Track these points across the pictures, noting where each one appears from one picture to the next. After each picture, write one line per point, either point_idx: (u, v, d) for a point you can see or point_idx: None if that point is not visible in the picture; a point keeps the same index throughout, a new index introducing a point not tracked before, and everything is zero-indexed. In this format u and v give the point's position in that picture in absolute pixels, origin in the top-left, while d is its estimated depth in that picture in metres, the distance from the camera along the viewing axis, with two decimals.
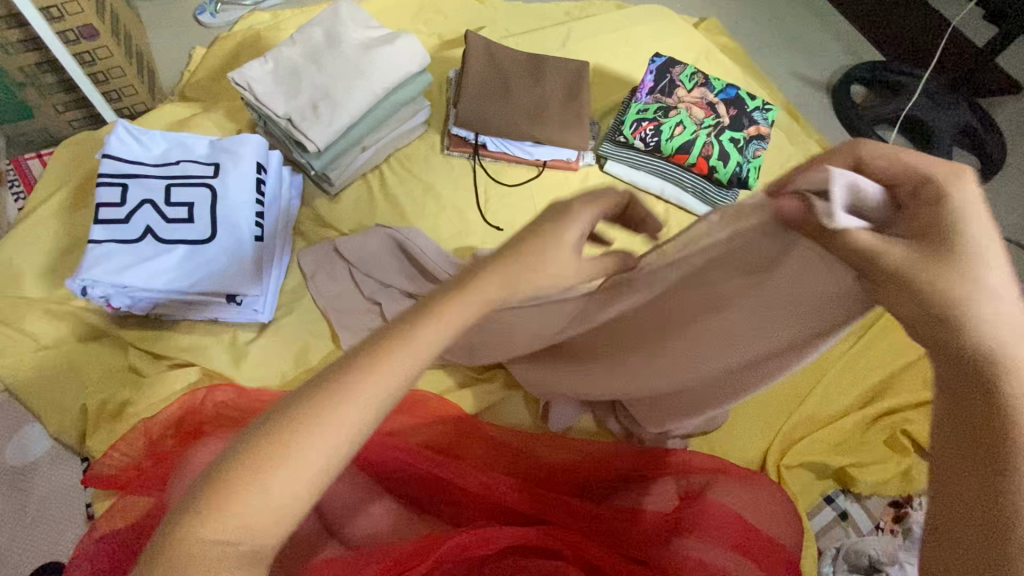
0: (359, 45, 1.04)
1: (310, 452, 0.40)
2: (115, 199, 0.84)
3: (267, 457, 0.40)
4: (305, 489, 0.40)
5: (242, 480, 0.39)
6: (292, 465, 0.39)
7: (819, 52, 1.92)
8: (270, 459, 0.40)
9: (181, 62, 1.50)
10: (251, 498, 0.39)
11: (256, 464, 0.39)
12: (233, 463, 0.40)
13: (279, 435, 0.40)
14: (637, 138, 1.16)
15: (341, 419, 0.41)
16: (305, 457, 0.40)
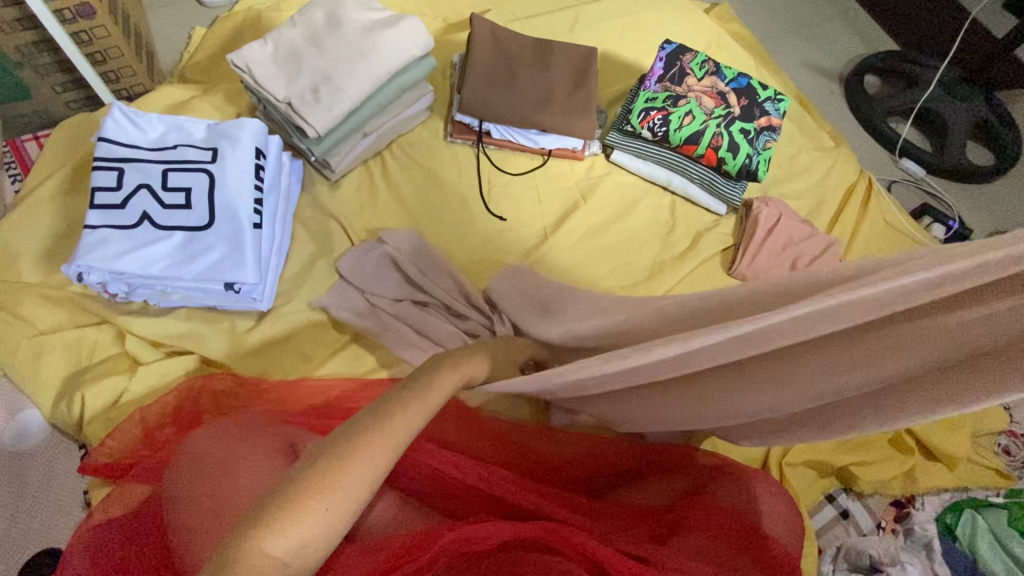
0: (361, 27, 1.01)
1: (342, 483, 0.44)
2: (112, 183, 0.83)
3: (315, 496, 0.43)
4: (338, 518, 0.43)
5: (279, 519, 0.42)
6: (325, 497, 0.43)
7: (832, 41, 1.87)
8: (304, 496, 0.43)
9: (181, 43, 1.48)
10: (288, 536, 0.41)
11: (293, 504, 0.42)
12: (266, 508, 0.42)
13: (326, 478, 0.44)
14: (645, 127, 1.13)
15: (365, 457, 0.46)
16: (336, 490, 0.44)
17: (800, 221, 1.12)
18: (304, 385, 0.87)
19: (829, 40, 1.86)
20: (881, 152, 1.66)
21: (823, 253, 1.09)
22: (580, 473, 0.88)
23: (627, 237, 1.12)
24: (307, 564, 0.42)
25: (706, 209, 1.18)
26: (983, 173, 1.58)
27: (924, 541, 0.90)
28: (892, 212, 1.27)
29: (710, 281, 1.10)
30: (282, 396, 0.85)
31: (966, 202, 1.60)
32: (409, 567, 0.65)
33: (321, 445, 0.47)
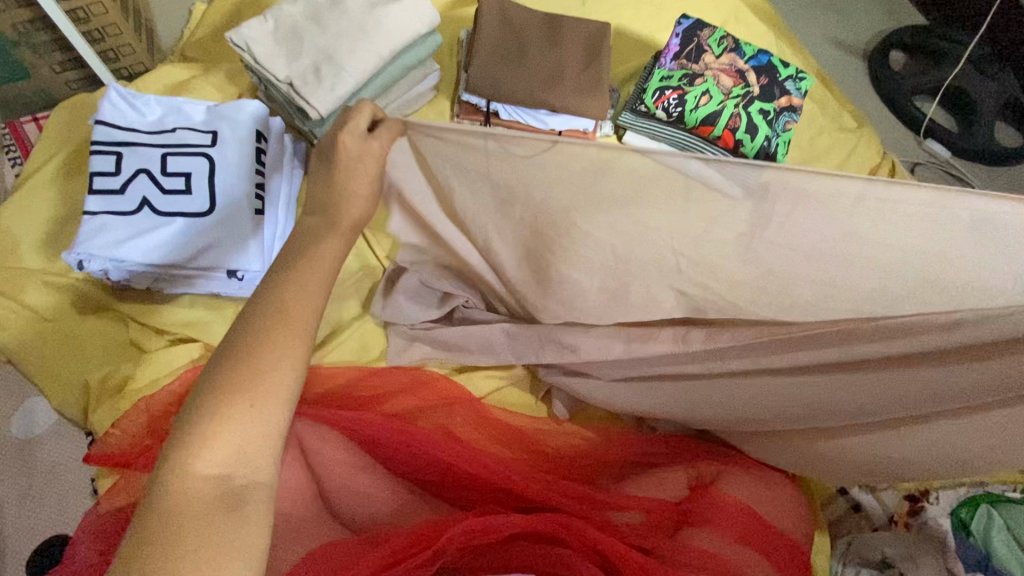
0: (364, 3, 0.97)
1: (266, 376, 0.47)
2: (110, 168, 0.81)
3: (232, 414, 0.46)
4: (272, 412, 0.47)
5: (215, 422, 0.45)
6: (254, 402, 0.46)
7: (856, 14, 1.79)
8: (235, 396, 0.46)
9: (180, 19, 1.44)
10: (233, 434, 0.45)
11: (223, 403, 0.46)
12: (200, 413, 0.45)
13: (233, 394, 0.46)
14: (659, 107, 1.09)
15: (282, 343, 0.48)
16: (263, 385, 0.47)
17: None
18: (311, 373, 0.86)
19: (853, 14, 1.78)
20: (904, 133, 1.59)
21: None
22: (592, 463, 0.86)
23: None
24: (243, 472, 0.46)
25: None
26: (1012, 155, 1.52)
27: (936, 534, 0.88)
28: None
29: None
30: None
31: (991, 185, 1.54)
32: (417, 560, 0.65)
33: (236, 337, 0.49)
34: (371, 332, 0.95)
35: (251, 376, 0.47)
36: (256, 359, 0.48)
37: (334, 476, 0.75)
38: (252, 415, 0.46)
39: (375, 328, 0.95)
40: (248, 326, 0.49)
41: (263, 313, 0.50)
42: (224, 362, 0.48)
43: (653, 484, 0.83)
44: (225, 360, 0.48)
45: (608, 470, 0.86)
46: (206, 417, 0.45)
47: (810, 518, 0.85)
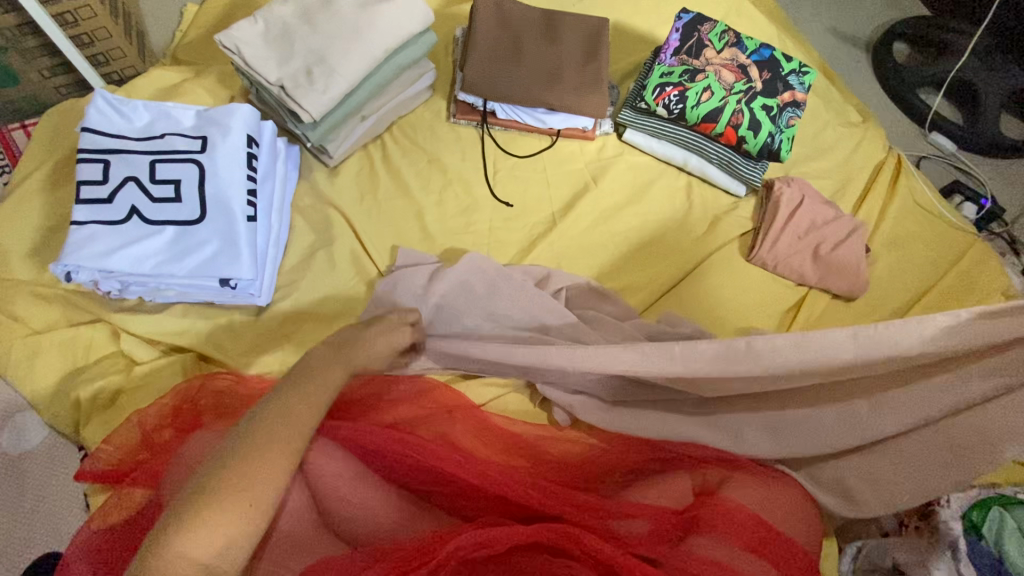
0: (356, 2, 0.95)
1: (265, 474, 0.58)
2: (98, 176, 0.79)
3: (229, 507, 0.55)
4: (260, 506, 0.56)
5: (217, 503, 0.54)
6: (250, 491, 0.56)
7: (859, 6, 1.76)
8: (235, 486, 0.56)
9: (171, 19, 1.42)
10: (226, 516, 0.54)
11: (225, 488, 0.55)
12: (204, 496, 0.55)
13: (233, 488, 0.56)
14: (659, 104, 1.07)
15: (280, 450, 0.59)
16: (261, 480, 0.57)
17: (823, 202, 1.06)
18: None
19: (856, 6, 1.75)
20: (910, 126, 1.56)
21: (848, 236, 1.03)
22: (595, 469, 0.85)
23: (642, 222, 1.07)
24: (232, 556, 0.54)
25: (725, 189, 1.12)
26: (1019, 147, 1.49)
27: (949, 541, 0.85)
28: (922, 191, 1.20)
29: (728, 268, 1.04)
30: None
31: (998, 178, 1.51)
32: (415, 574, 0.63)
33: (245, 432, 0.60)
34: None
35: (254, 473, 0.57)
36: (245, 463, 0.57)
37: (329, 489, 0.72)
38: (245, 512, 0.55)
39: None
40: (250, 430, 0.60)
41: (265, 422, 0.61)
42: (232, 453, 0.58)
43: (658, 490, 0.81)
44: (234, 456, 0.58)
45: (611, 476, 0.84)
46: (211, 501, 0.54)
47: (819, 525, 0.83)
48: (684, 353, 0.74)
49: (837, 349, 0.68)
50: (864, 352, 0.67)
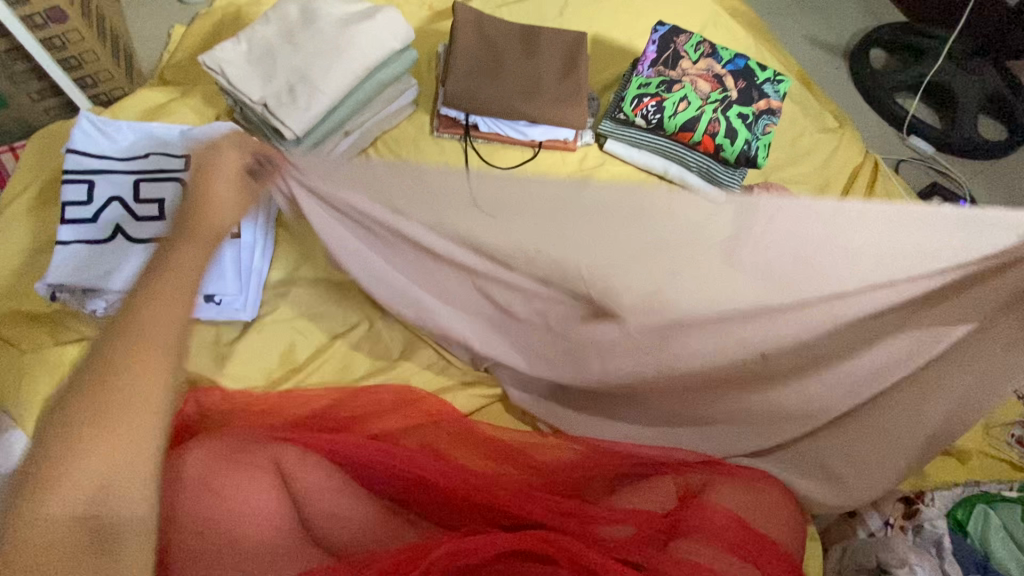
0: (336, 21, 0.97)
1: (115, 425, 0.55)
2: (82, 196, 0.80)
3: (88, 459, 0.52)
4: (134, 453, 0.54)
5: (66, 459, 0.52)
6: (104, 443, 0.53)
7: (836, 14, 1.80)
8: (79, 439, 0.53)
9: (160, 42, 1.45)
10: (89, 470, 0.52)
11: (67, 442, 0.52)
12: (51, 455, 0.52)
13: (89, 440, 0.53)
14: (638, 115, 1.09)
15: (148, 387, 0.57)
16: (119, 433, 0.54)
17: None
18: (292, 395, 0.85)
19: (833, 15, 1.79)
20: (888, 130, 1.59)
21: None
22: (582, 475, 0.85)
23: None
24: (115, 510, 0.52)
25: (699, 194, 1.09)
26: (995, 149, 1.52)
27: (934, 538, 0.87)
28: (898, 194, 1.22)
29: None
30: (268, 408, 0.84)
31: (977, 179, 1.54)
32: None
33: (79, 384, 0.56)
34: (355, 352, 0.93)
35: (109, 420, 0.54)
36: (108, 388, 0.55)
37: (313, 502, 0.73)
38: (103, 453, 0.53)
39: (359, 347, 0.94)
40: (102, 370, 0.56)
41: (115, 358, 0.57)
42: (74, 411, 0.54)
43: (641, 495, 0.81)
44: (73, 409, 0.54)
45: (596, 483, 0.85)
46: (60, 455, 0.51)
47: (803, 527, 0.84)
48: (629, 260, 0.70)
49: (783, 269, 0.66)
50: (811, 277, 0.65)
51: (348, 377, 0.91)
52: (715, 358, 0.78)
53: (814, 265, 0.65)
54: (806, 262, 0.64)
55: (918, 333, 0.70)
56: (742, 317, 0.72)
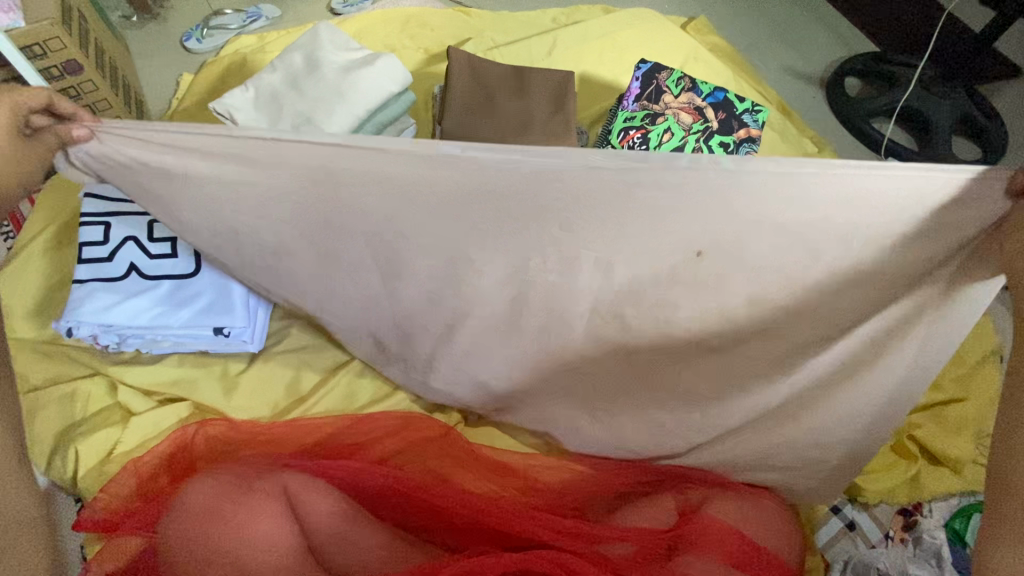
0: (338, 67, 1.03)
1: None
2: (99, 237, 0.84)
3: None
4: None
5: None
6: None
7: (811, 47, 1.90)
8: None
9: (169, 88, 1.53)
10: None
11: None
12: None
13: None
14: (625, 146, 1.15)
15: None
16: None
17: None
18: (299, 423, 0.87)
19: (808, 47, 1.89)
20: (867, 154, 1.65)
21: None
22: (583, 496, 0.87)
23: None
24: None
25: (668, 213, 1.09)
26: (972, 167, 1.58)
27: (934, 550, 0.88)
28: None
29: None
30: (276, 437, 0.85)
31: None
32: None
33: None
34: (360, 379, 0.95)
35: None
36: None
37: (323, 529, 0.74)
38: None
39: (363, 374, 0.96)
40: None
41: None
42: None
43: (642, 513, 0.83)
44: None
45: (598, 501, 0.87)
46: None
47: (800, 538, 0.85)
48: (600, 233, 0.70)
49: (763, 225, 0.66)
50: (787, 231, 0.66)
51: (353, 404, 0.93)
52: (726, 346, 0.77)
53: (794, 222, 0.65)
54: (819, 213, 0.64)
55: (920, 310, 0.69)
56: (751, 282, 0.71)
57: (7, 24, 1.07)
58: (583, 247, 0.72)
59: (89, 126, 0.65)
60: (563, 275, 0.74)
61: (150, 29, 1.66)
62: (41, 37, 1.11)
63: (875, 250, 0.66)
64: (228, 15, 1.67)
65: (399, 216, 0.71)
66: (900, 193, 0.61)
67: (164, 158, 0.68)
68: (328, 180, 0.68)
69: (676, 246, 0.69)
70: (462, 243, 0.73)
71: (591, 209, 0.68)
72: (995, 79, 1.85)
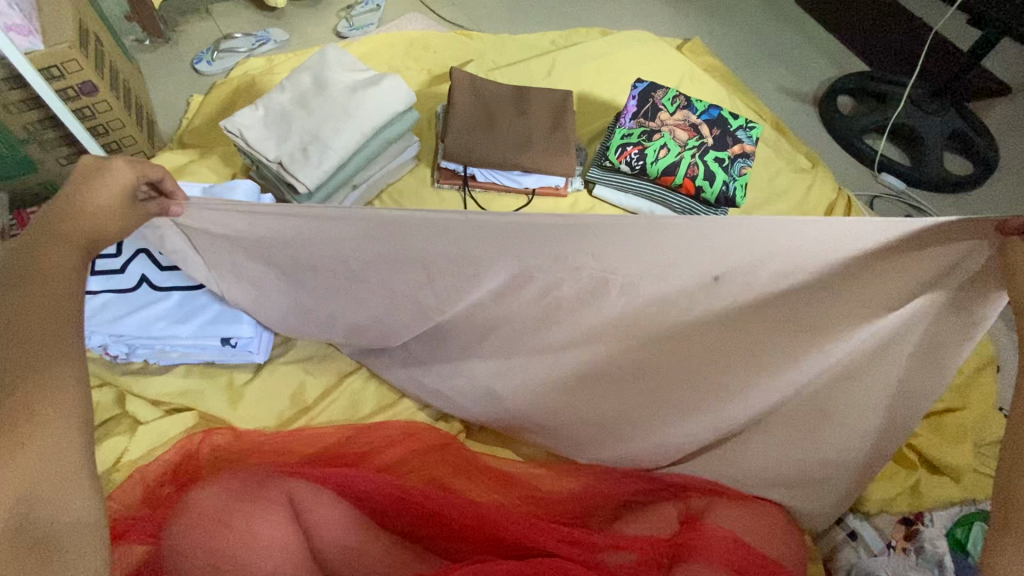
0: (345, 87, 1.07)
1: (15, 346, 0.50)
2: (111, 250, 0.87)
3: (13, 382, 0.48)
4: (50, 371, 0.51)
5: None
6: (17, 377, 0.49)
7: (803, 67, 1.95)
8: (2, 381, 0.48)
9: (179, 109, 1.57)
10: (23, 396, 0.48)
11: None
12: None
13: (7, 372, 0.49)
14: (623, 162, 1.19)
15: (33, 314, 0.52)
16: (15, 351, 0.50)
17: None
18: (302, 433, 0.88)
19: (800, 67, 1.95)
20: (861, 169, 1.68)
21: None
22: (583, 505, 0.88)
23: None
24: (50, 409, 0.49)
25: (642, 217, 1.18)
26: (965, 182, 1.62)
27: (936, 560, 0.88)
28: None
29: None
30: (280, 446, 0.87)
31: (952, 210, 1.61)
32: None
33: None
34: (364, 389, 0.97)
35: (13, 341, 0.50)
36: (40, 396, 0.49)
37: (325, 536, 0.74)
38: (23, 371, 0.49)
39: (367, 385, 0.97)
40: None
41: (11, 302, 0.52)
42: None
43: (644, 522, 0.83)
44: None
45: (600, 510, 0.87)
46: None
47: (802, 546, 0.85)
48: (617, 256, 0.73)
49: (777, 258, 0.69)
50: (801, 262, 0.69)
51: (357, 414, 0.94)
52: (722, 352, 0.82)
53: (805, 255, 0.69)
54: (833, 251, 0.67)
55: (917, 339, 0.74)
56: (756, 302, 0.75)
57: (27, 46, 1.11)
58: (597, 268, 0.75)
59: (181, 204, 0.70)
60: (582, 292, 0.79)
61: (162, 52, 1.71)
62: (59, 60, 1.15)
63: (883, 285, 0.70)
64: (237, 39, 1.73)
65: (421, 244, 0.75)
66: (900, 231, 0.64)
67: (219, 210, 0.72)
68: (351, 225, 0.72)
69: (690, 272, 0.73)
70: (489, 266, 0.78)
71: (603, 243, 0.71)
72: (983, 96, 1.89)
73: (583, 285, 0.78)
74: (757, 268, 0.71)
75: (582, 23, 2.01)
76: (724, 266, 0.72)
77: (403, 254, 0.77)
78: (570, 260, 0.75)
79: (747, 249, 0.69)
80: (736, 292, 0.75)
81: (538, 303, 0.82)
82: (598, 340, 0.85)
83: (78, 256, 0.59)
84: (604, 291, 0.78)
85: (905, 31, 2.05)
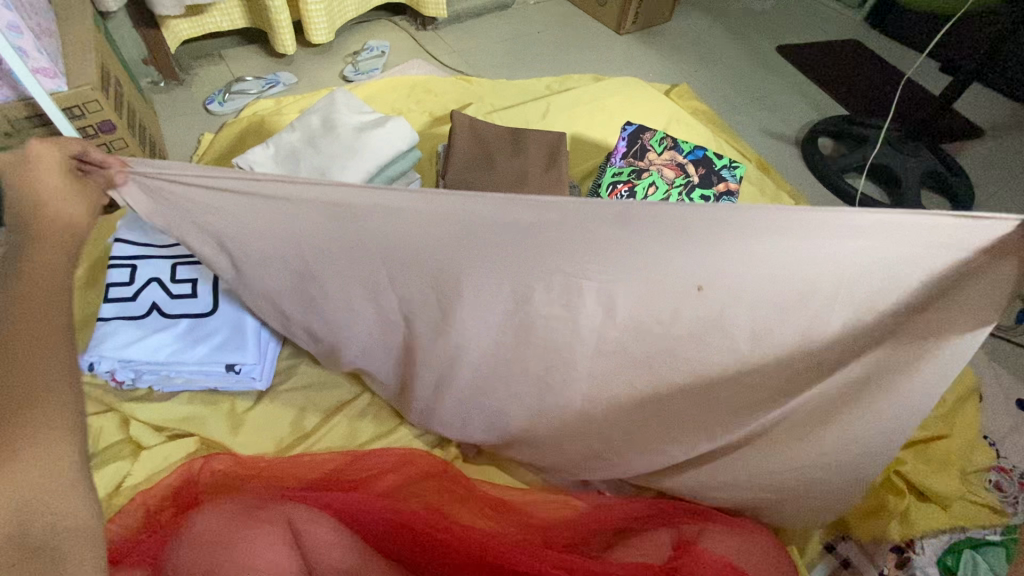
0: (353, 127, 1.14)
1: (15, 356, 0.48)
2: (124, 279, 0.90)
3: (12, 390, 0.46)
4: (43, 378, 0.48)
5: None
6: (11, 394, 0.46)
7: (785, 110, 2.06)
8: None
9: (190, 146, 1.64)
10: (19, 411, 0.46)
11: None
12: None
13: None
14: (613, 198, 1.25)
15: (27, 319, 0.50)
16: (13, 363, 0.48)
17: None
18: (301, 458, 0.90)
19: (782, 111, 2.05)
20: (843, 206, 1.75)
21: None
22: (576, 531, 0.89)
23: None
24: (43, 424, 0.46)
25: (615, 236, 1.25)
26: None
27: None
28: None
29: None
30: (279, 471, 0.88)
31: None
32: None
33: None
34: (364, 417, 0.99)
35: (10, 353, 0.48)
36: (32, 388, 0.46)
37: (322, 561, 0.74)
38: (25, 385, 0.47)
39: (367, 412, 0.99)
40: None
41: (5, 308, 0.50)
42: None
43: (637, 548, 0.83)
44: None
45: (596, 538, 0.88)
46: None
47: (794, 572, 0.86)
48: (602, 258, 0.74)
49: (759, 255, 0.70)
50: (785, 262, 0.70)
51: (356, 441, 0.96)
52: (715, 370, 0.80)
53: (791, 253, 0.69)
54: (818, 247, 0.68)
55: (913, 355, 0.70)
56: (767, 308, 0.74)
57: (53, 88, 1.18)
58: (608, 277, 0.76)
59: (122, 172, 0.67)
60: (567, 305, 0.78)
61: (176, 93, 1.80)
62: (81, 101, 1.21)
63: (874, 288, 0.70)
64: (249, 82, 1.82)
65: (408, 241, 0.75)
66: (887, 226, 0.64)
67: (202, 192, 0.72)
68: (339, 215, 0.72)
69: (674, 277, 0.74)
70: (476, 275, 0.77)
71: (610, 251, 0.74)
72: (956, 139, 1.99)
73: (569, 293, 0.77)
74: (743, 268, 0.71)
75: (575, 69, 2.13)
76: (707, 267, 0.72)
77: (414, 265, 0.78)
78: (581, 265, 0.75)
79: (729, 247, 0.70)
80: (724, 296, 0.74)
81: (524, 316, 0.80)
82: (594, 358, 0.82)
83: (65, 251, 0.57)
84: (591, 301, 0.77)
85: (880, 79, 2.18)
